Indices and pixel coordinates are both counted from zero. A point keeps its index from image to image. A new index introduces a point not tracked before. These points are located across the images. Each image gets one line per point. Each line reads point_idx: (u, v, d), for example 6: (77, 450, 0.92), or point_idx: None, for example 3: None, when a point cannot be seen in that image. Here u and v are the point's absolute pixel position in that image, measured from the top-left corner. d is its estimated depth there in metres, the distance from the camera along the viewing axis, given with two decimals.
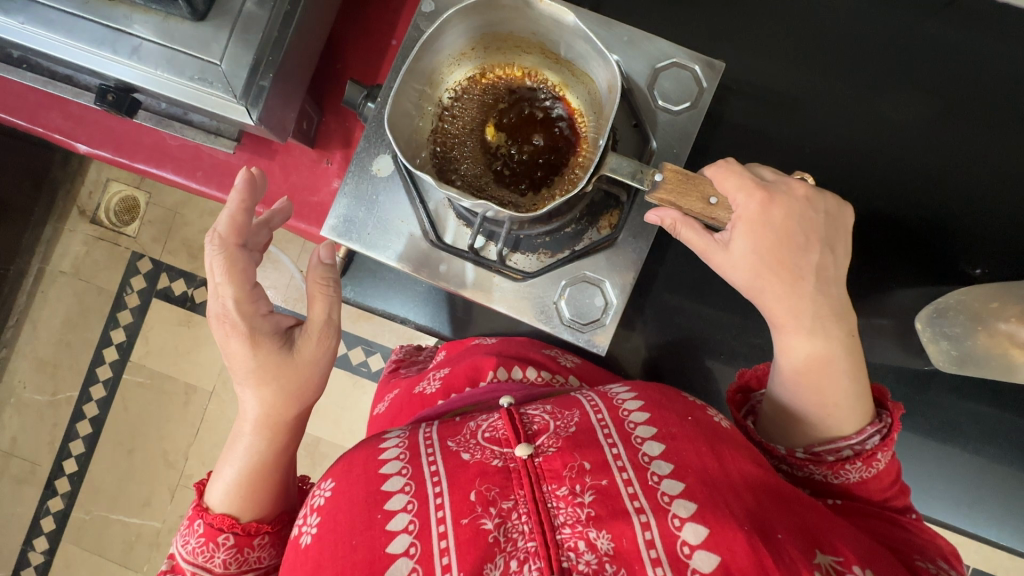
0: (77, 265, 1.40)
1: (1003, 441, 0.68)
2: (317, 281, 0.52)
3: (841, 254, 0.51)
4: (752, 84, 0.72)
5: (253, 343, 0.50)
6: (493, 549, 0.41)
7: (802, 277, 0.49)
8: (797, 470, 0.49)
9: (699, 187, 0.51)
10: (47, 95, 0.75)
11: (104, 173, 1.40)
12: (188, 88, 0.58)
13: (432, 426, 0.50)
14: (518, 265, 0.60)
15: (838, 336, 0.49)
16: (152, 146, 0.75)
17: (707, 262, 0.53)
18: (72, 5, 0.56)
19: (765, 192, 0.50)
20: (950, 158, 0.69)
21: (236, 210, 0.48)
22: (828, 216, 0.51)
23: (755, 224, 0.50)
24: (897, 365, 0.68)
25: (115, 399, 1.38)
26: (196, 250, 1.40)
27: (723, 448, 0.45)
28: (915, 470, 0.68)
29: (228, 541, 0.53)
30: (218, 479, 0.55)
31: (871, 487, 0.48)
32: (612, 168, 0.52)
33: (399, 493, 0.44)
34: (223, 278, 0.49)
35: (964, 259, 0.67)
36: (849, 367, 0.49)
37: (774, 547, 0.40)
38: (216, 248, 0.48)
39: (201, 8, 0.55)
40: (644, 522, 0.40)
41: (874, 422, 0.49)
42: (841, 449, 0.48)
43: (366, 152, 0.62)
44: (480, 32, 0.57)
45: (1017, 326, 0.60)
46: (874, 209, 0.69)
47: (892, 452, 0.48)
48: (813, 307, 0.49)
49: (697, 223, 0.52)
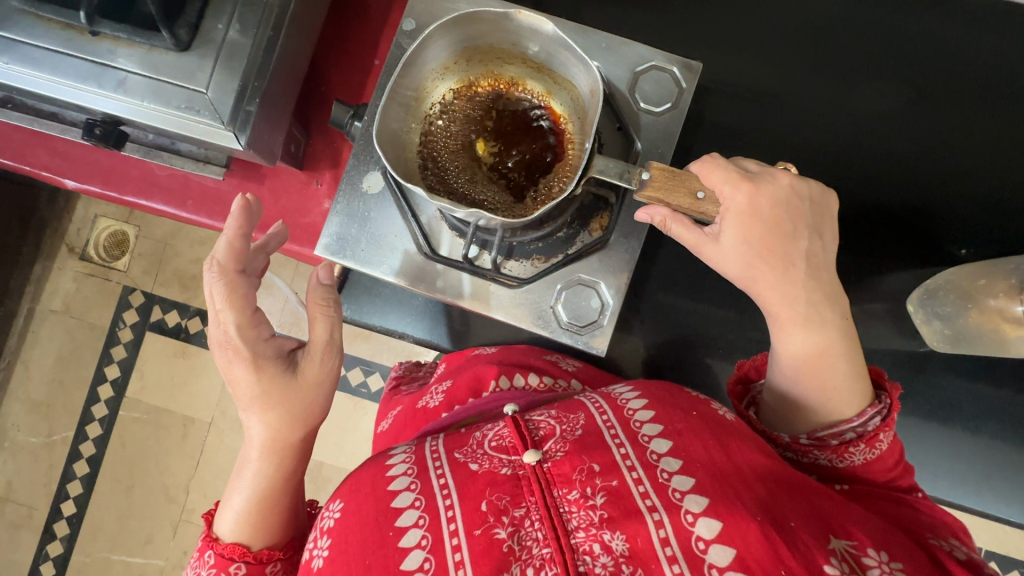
0: (69, 302, 1.40)
1: (1002, 418, 0.68)
2: (317, 302, 0.52)
3: (829, 239, 0.52)
4: (730, 83, 0.73)
5: (256, 368, 0.50)
6: (509, 558, 0.41)
7: (792, 264, 0.50)
8: (802, 457, 0.50)
9: (686, 182, 0.52)
10: (33, 133, 0.75)
11: (92, 209, 1.41)
12: (175, 117, 0.58)
13: (438, 439, 0.50)
14: (513, 272, 0.60)
15: (832, 320, 0.50)
16: (141, 178, 0.75)
17: (699, 255, 0.54)
18: (55, 42, 0.57)
19: (750, 183, 0.50)
20: (927, 144, 0.71)
21: (233, 237, 0.48)
22: (812, 203, 0.52)
23: (744, 216, 0.50)
24: (893, 348, 0.69)
25: (113, 437, 1.36)
26: (189, 280, 1.40)
27: (731, 440, 0.45)
28: (921, 453, 0.69)
29: (240, 570, 0.52)
30: (226, 509, 0.54)
31: (876, 469, 0.48)
32: (600, 169, 0.53)
33: (410, 508, 0.43)
34: (224, 305, 0.49)
35: (949, 240, 0.68)
36: (844, 350, 0.49)
37: (789, 535, 0.40)
38: (215, 275, 0.48)
39: (184, 37, 0.56)
40: (657, 520, 0.40)
41: (874, 403, 0.49)
42: (843, 433, 0.48)
43: (354, 169, 0.62)
44: (462, 45, 0.58)
45: (1007, 302, 0.61)
46: (857, 198, 0.70)
47: (894, 433, 0.48)
48: (805, 294, 0.50)
49: (686, 219, 0.53)
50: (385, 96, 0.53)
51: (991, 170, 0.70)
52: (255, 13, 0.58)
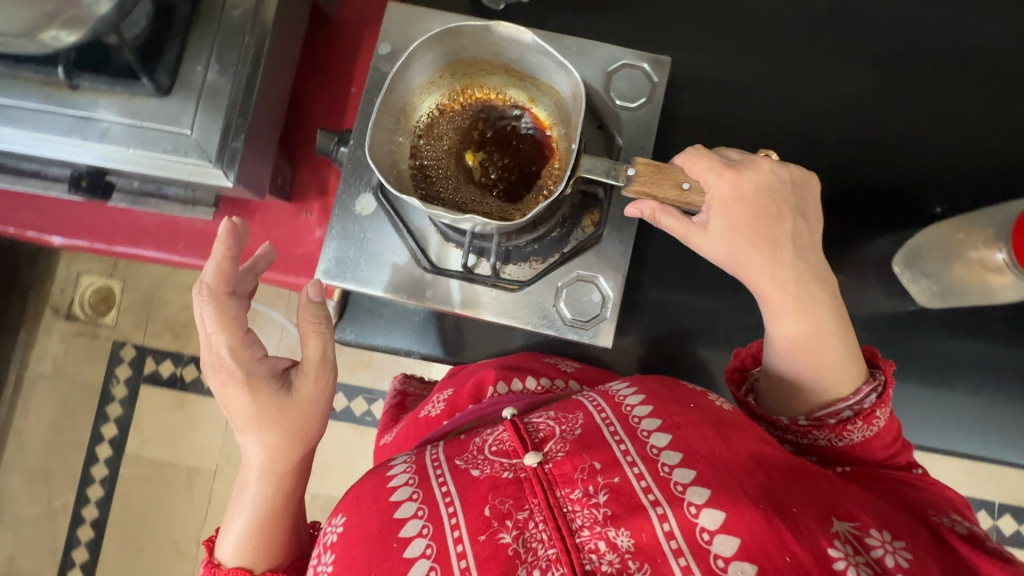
0: (59, 365, 1.39)
1: (998, 367, 0.70)
2: (309, 320, 0.52)
3: (813, 220, 0.54)
4: (697, 75, 0.76)
5: (251, 390, 0.50)
6: (515, 561, 0.41)
7: (780, 246, 0.51)
8: (802, 438, 0.51)
9: (671, 175, 0.54)
10: (16, 195, 0.75)
11: (74, 268, 1.40)
12: (162, 161, 0.59)
13: (438, 447, 0.52)
14: (512, 275, 0.61)
15: (821, 296, 0.52)
16: (130, 227, 0.75)
17: (688, 245, 0.55)
18: (35, 99, 0.57)
19: (733, 170, 0.52)
20: (888, 113, 0.74)
21: (222, 260, 0.48)
22: (794, 184, 0.53)
23: (729, 203, 0.52)
24: (888, 311, 0.70)
25: (115, 497, 1.33)
26: (180, 327, 1.39)
27: (730, 431, 0.46)
28: (926, 411, 0.70)
29: None
30: (227, 534, 0.55)
31: (875, 444, 0.50)
32: (587, 168, 0.55)
33: (412, 518, 0.45)
34: (215, 328, 0.49)
35: (922, 201, 0.71)
36: (837, 328, 0.51)
37: (791, 520, 0.40)
38: (205, 299, 0.48)
39: (165, 83, 0.57)
40: (661, 514, 0.41)
41: (869, 381, 0.51)
42: (841, 411, 0.50)
43: (346, 192, 0.61)
44: (447, 57, 0.59)
45: (987, 252, 0.63)
46: (831, 172, 0.73)
47: (889, 409, 0.50)
48: (795, 267, 0.51)
49: (675, 210, 0.54)
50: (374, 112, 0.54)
51: (953, 132, 0.73)
52: (232, 52, 0.59)
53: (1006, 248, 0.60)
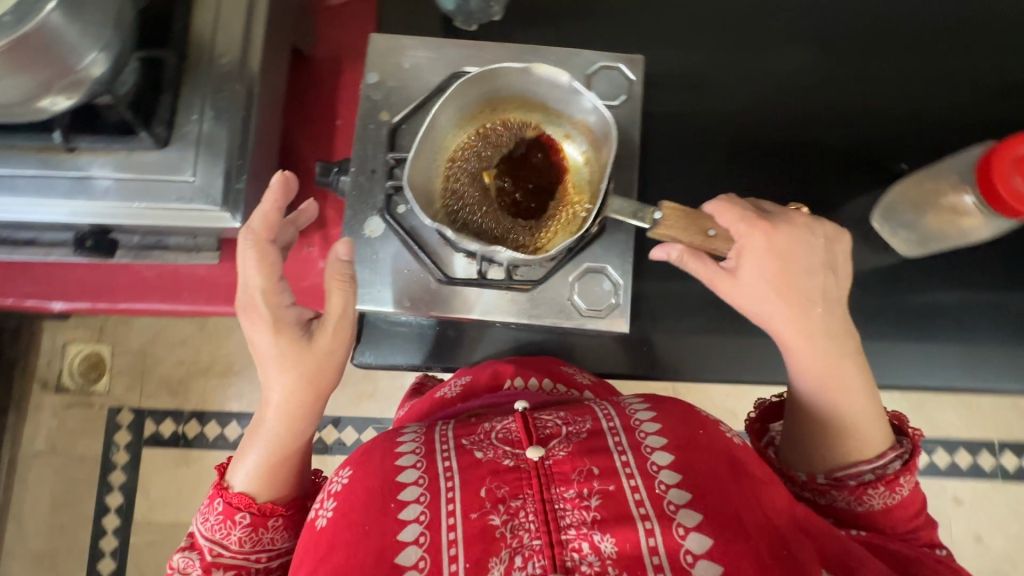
0: (54, 439, 1.35)
1: (988, 308, 0.73)
2: (334, 277, 0.53)
3: (842, 276, 0.59)
4: (669, 64, 0.78)
5: (275, 332, 0.52)
6: (499, 543, 0.44)
7: (811, 302, 0.56)
8: (820, 497, 0.56)
9: (699, 222, 0.57)
10: (10, 266, 0.75)
11: (59, 338, 1.38)
12: (167, 209, 0.60)
13: (447, 426, 0.55)
14: (525, 276, 0.61)
15: (849, 347, 0.57)
16: (130, 284, 0.76)
17: (714, 288, 0.60)
18: (34, 167, 0.59)
19: (767, 223, 0.57)
20: (848, 82, 0.77)
21: (271, 209, 0.55)
22: (826, 240, 0.58)
23: (760, 253, 0.56)
24: (875, 266, 0.72)
25: (128, 568, 1.29)
26: (176, 384, 1.37)
27: (742, 473, 0.48)
28: (931, 359, 0.72)
29: (245, 519, 0.54)
30: (240, 461, 0.56)
31: (896, 512, 0.54)
32: (615, 209, 0.58)
33: (412, 484, 0.48)
34: (253, 267, 0.53)
35: (889, 158, 0.74)
36: (864, 387, 0.57)
37: (783, 560, 0.44)
38: (249, 242, 0.54)
39: (162, 134, 0.59)
40: (648, 529, 0.44)
41: (896, 448, 0.56)
42: (863, 474, 0.55)
43: (355, 218, 0.62)
44: (493, 90, 0.63)
45: (955, 198, 0.63)
46: (803, 143, 0.75)
47: (912, 479, 0.55)
48: (823, 290, 0.57)
49: (702, 254, 0.58)
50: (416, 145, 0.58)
51: (914, 95, 0.76)
52: (225, 100, 0.61)
53: (974, 190, 0.61)
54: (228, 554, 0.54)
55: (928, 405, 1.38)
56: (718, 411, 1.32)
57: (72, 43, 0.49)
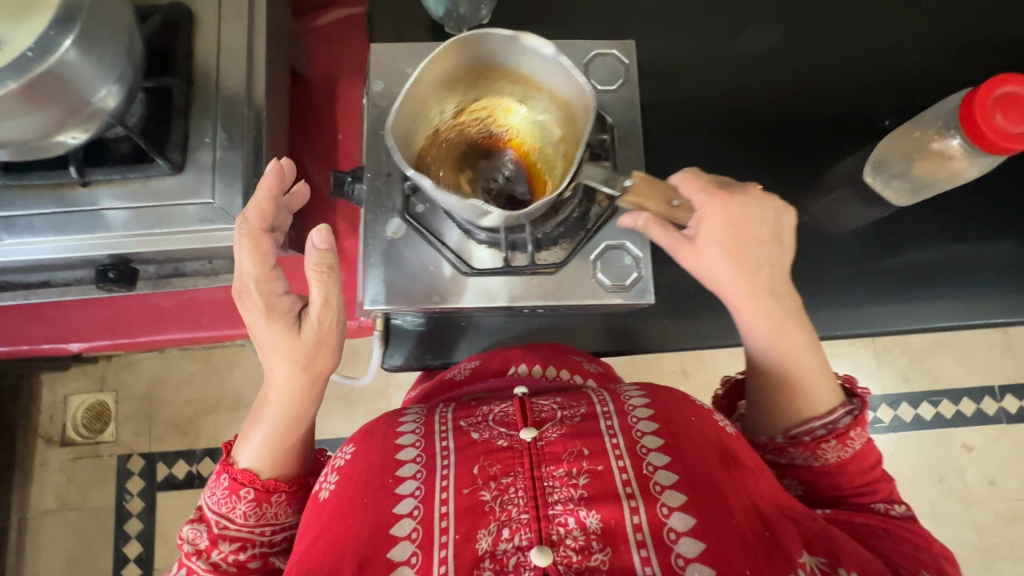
0: (63, 496, 1.32)
1: (998, 249, 0.73)
2: (314, 269, 0.50)
3: (789, 245, 0.57)
4: (652, 49, 0.80)
5: (267, 319, 0.52)
6: (488, 516, 0.47)
7: (759, 266, 0.55)
8: (780, 457, 0.56)
9: (664, 191, 0.55)
10: (22, 313, 0.74)
11: (60, 392, 1.35)
12: (191, 233, 0.61)
13: (447, 408, 0.58)
14: (547, 260, 0.61)
15: (791, 308, 0.56)
16: (145, 317, 0.76)
17: (675, 256, 0.57)
18: (50, 205, 0.59)
19: (725, 194, 0.55)
20: (826, 46, 0.79)
21: (264, 197, 0.51)
22: (776, 214, 0.56)
23: (719, 221, 0.55)
24: (874, 219, 0.74)
25: None
26: (185, 423, 1.35)
27: (729, 460, 0.50)
28: (949, 305, 0.71)
29: (249, 494, 0.55)
30: (246, 439, 0.57)
31: (850, 468, 0.54)
32: (589, 175, 0.55)
33: (410, 462, 0.52)
34: (247, 257, 0.51)
35: (872, 117, 0.77)
36: (808, 344, 0.56)
37: (764, 540, 0.47)
38: (243, 231, 0.51)
39: (178, 159, 0.59)
40: (633, 507, 0.47)
41: (845, 404, 0.55)
42: (815, 430, 0.54)
43: (375, 221, 0.61)
44: (476, 54, 0.54)
45: (944, 142, 0.64)
46: (789, 110, 0.78)
47: (863, 432, 0.54)
48: (768, 255, 0.56)
49: (665, 223, 0.56)
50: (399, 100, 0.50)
51: (898, 51, 0.78)
52: (236, 122, 0.62)
53: (960, 133, 0.62)
54: (234, 526, 0.55)
55: (927, 357, 1.42)
56: None
57: (86, 79, 0.49)
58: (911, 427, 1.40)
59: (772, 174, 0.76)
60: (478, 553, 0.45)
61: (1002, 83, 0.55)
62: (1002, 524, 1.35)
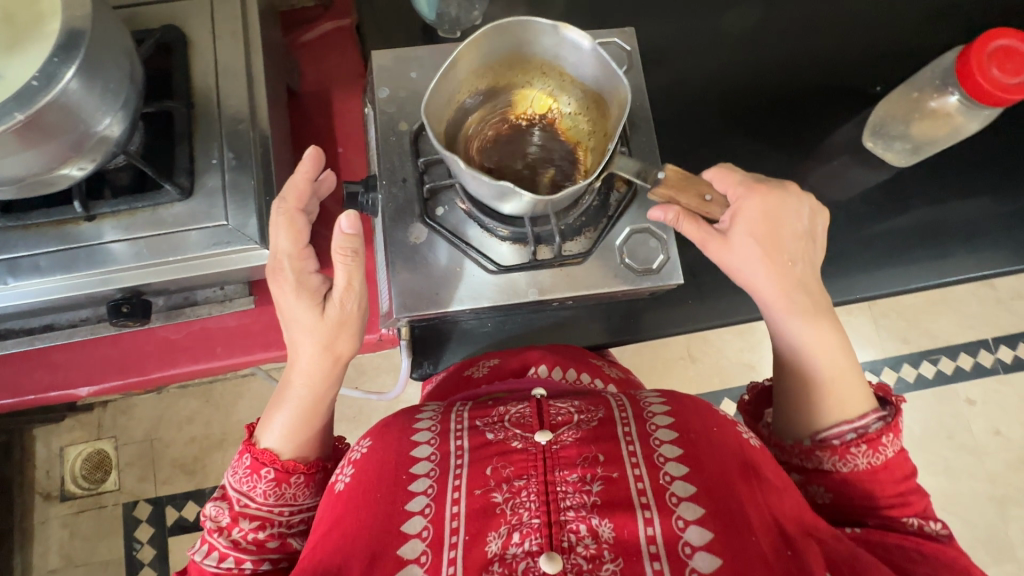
0: (68, 553, 1.26)
1: (994, 200, 0.75)
2: (340, 251, 0.50)
3: (819, 243, 0.58)
4: (644, 34, 0.80)
5: (296, 293, 0.53)
6: (499, 518, 0.46)
7: (791, 258, 0.56)
8: (807, 462, 0.54)
9: (697, 186, 0.57)
10: (23, 361, 0.71)
11: (55, 444, 1.30)
12: (205, 257, 0.59)
13: (464, 407, 0.56)
14: (573, 250, 0.61)
15: (822, 304, 0.56)
16: (154, 352, 0.73)
17: (705, 251, 0.58)
18: (53, 243, 0.57)
19: (761, 188, 0.56)
20: (813, 18, 0.81)
21: (301, 178, 0.53)
22: (811, 211, 0.57)
23: (749, 214, 0.56)
24: (876, 182, 0.76)
25: None
26: (191, 462, 1.31)
27: (751, 475, 0.48)
28: (955, 259, 0.73)
29: (269, 474, 0.54)
30: (269, 422, 0.56)
31: (882, 476, 0.51)
32: (618, 166, 0.57)
33: (425, 460, 0.50)
34: (280, 231, 0.53)
35: (864, 84, 0.79)
36: (838, 343, 0.55)
37: (784, 559, 0.44)
38: (279, 210, 0.53)
39: (186, 184, 0.58)
40: (647, 518, 0.45)
41: (876, 410, 0.53)
42: (845, 433, 0.53)
43: (395, 228, 0.61)
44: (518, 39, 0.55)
45: (942, 100, 0.68)
46: (783, 83, 0.79)
47: (896, 440, 0.52)
48: (801, 246, 0.56)
49: (696, 218, 0.57)
50: (449, 63, 0.53)
51: (882, 16, 0.80)
52: (242, 140, 0.60)
53: (957, 90, 0.67)
54: (253, 505, 0.54)
55: (923, 318, 1.46)
56: (737, 367, 1.36)
57: (90, 108, 0.48)
58: (915, 387, 1.43)
59: (773, 148, 0.77)
60: (488, 556, 0.45)
61: (996, 37, 0.57)
62: (1012, 472, 1.39)
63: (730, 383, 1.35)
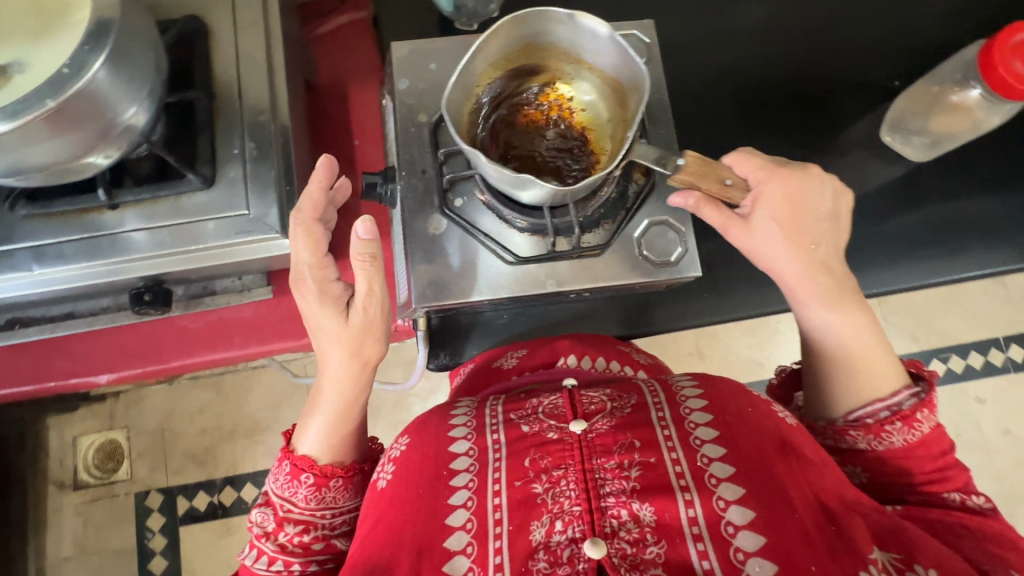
0: (81, 541, 1.27)
1: (1012, 195, 0.75)
2: (356, 259, 0.49)
3: (844, 227, 0.58)
4: (661, 27, 0.80)
5: (321, 304, 0.53)
6: (541, 509, 0.47)
7: (813, 241, 0.56)
8: (841, 442, 0.54)
9: (716, 171, 0.58)
10: (43, 349, 0.72)
11: (68, 434, 1.31)
12: (227, 246, 0.60)
13: (497, 401, 0.56)
14: (592, 242, 0.61)
15: (847, 284, 0.56)
16: (172, 341, 0.73)
17: (728, 236, 0.58)
18: (78, 232, 0.57)
19: (783, 171, 0.57)
20: (830, 13, 0.80)
21: (314, 189, 0.52)
22: (834, 195, 0.58)
23: (771, 197, 0.57)
24: (894, 177, 0.75)
25: None
26: (202, 453, 1.32)
27: (791, 455, 0.48)
28: (973, 255, 0.73)
29: (309, 479, 0.55)
30: (306, 429, 0.57)
31: (919, 453, 0.51)
32: (639, 154, 0.57)
33: (464, 455, 0.51)
34: (299, 244, 0.53)
35: (882, 79, 0.78)
36: (866, 320, 0.55)
37: (829, 535, 0.44)
38: (297, 222, 0.53)
39: (209, 173, 0.58)
40: (689, 500, 0.45)
41: (909, 387, 0.53)
42: (879, 412, 0.52)
43: (415, 219, 0.61)
44: (534, 33, 0.56)
45: (963, 93, 0.69)
46: (801, 77, 0.79)
47: (932, 416, 0.51)
48: (824, 229, 0.57)
49: (717, 203, 0.58)
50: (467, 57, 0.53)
51: (902, 9, 0.80)
52: (263, 129, 0.61)
53: (980, 83, 0.68)
54: (297, 510, 0.54)
55: (934, 316, 1.46)
56: (745, 364, 1.35)
57: (117, 97, 0.48)
58: None
59: (790, 142, 0.77)
60: (532, 544, 0.45)
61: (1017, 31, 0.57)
62: (1020, 472, 1.38)
63: (739, 380, 1.35)
